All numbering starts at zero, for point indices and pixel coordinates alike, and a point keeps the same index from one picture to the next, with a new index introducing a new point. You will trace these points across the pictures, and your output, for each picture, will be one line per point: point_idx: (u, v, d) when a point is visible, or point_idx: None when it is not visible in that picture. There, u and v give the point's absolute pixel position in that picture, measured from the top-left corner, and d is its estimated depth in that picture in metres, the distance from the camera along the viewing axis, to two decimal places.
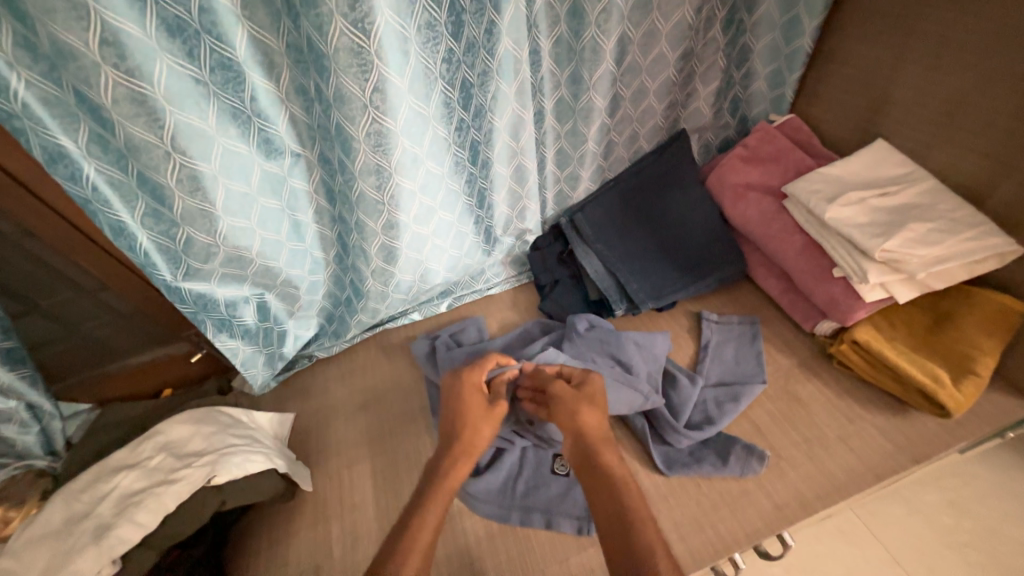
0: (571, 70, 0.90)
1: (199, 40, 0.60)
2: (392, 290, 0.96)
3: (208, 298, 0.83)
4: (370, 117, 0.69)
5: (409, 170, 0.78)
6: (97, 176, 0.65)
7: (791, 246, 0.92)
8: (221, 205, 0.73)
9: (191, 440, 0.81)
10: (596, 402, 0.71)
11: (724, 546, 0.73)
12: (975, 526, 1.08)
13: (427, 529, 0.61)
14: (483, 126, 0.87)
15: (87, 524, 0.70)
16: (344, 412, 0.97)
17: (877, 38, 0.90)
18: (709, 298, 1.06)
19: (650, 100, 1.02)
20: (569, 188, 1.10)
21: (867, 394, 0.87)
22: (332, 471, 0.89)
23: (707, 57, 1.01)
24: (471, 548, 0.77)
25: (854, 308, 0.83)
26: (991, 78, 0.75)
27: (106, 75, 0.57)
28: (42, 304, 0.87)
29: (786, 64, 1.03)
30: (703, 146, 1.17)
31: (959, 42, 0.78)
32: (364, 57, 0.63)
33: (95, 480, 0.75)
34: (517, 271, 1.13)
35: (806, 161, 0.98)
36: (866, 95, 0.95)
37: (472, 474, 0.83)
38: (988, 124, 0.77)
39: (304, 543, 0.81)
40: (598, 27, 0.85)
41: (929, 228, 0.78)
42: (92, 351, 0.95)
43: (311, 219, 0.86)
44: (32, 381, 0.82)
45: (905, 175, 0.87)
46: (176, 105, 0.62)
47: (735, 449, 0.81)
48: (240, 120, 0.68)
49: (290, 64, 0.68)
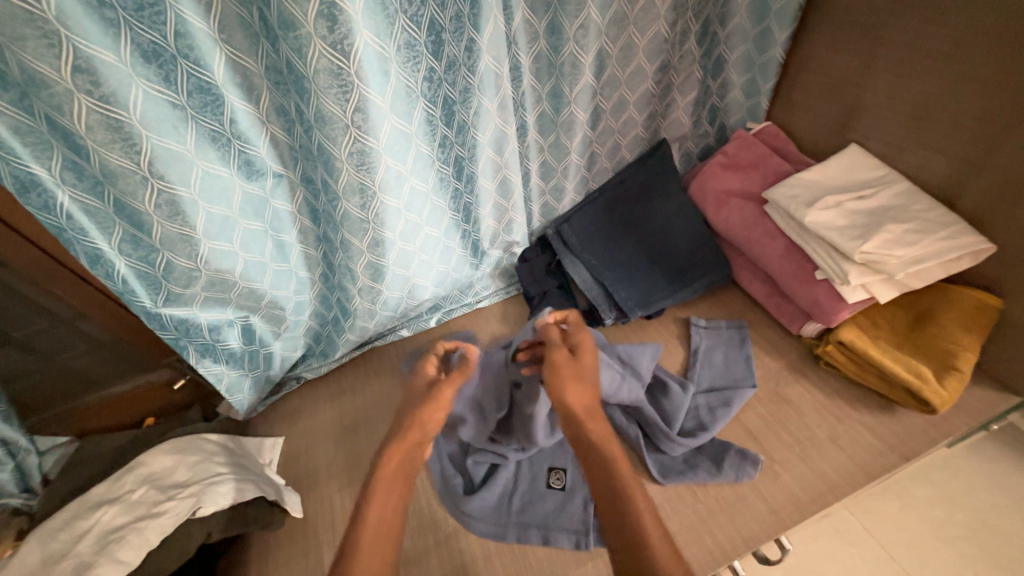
0: (552, 84, 0.92)
1: (176, 65, 0.59)
2: (380, 307, 0.95)
3: (191, 323, 0.81)
4: (352, 136, 0.69)
5: (393, 188, 0.78)
6: (72, 204, 0.64)
7: (774, 250, 0.94)
8: (202, 229, 0.71)
9: (175, 471, 0.79)
10: (586, 381, 0.74)
11: (723, 553, 0.73)
12: (967, 519, 1.10)
13: (371, 524, 0.62)
14: (466, 141, 0.87)
15: (65, 564, 0.67)
16: (334, 434, 0.95)
17: (845, 48, 0.93)
18: (697, 304, 1.07)
19: (631, 111, 1.04)
20: (555, 199, 1.11)
21: (854, 393, 0.88)
22: (323, 495, 0.87)
23: (684, 69, 1.04)
24: (468, 568, 0.76)
25: (838, 309, 0.84)
26: (955, 84, 0.78)
27: (80, 103, 0.56)
28: (16, 336, 0.84)
29: (760, 73, 1.06)
30: (684, 154, 1.19)
31: (924, 49, 0.81)
32: (345, 78, 0.63)
33: (73, 518, 0.72)
34: (506, 283, 1.13)
35: (784, 167, 1.01)
36: (838, 101, 0.97)
37: (466, 492, 0.82)
38: (953, 129, 0.80)
39: (294, 572, 0.79)
40: (576, 42, 0.86)
41: (904, 229, 0.80)
42: (69, 382, 0.92)
43: (295, 239, 0.85)
44: (7, 416, 0.80)
45: (879, 178, 0.90)
46: (153, 130, 0.61)
47: (728, 454, 0.81)
48: (219, 142, 0.67)
49: (270, 86, 0.67)
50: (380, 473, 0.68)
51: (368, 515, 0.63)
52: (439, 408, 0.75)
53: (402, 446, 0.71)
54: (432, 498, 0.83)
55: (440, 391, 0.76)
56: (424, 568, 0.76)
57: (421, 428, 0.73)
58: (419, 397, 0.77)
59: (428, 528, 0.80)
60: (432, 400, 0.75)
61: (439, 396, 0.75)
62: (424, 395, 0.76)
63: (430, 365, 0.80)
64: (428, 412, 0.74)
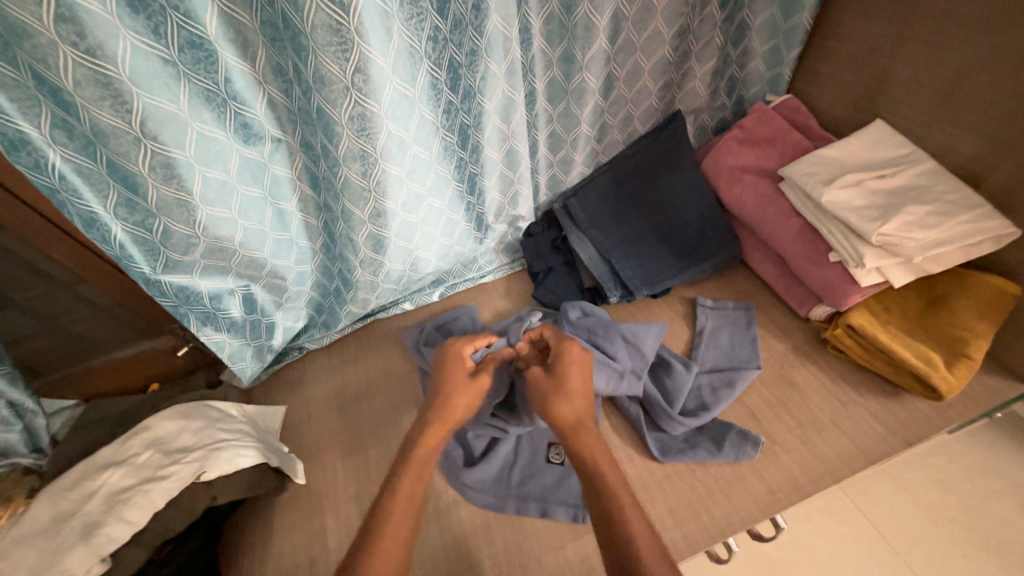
0: (563, 48, 0.87)
1: (165, 16, 0.56)
2: (381, 279, 0.93)
3: (191, 291, 0.80)
4: (352, 99, 0.66)
5: (395, 155, 0.75)
6: (63, 164, 0.62)
7: (787, 231, 0.91)
8: (199, 194, 0.69)
9: (179, 435, 0.79)
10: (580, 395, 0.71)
11: (719, 530, 0.74)
12: (960, 502, 1.10)
13: (399, 500, 0.61)
14: (472, 108, 0.83)
15: (75, 522, 0.68)
16: (337, 404, 0.96)
17: (878, 15, 0.87)
18: (704, 283, 1.06)
19: (645, 80, 0.99)
20: (562, 172, 1.07)
21: (860, 377, 0.87)
22: (325, 463, 0.89)
23: (703, 35, 0.98)
24: (467, 537, 0.77)
25: (850, 293, 0.82)
26: (994, 55, 0.73)
27: (65, 55, 0.53)
28: (17, 300, 0.84)
29: (784, 41, 1.00)
30: (698, 128, 1.14)
31: (962, 17, 0.76)
32: (344, 35, 0.60)
33: (81, 478, 0.73)
34: (511, 258, 1.11)
35: (803, 144, 0.96)
36: (865, 72, 0.92)
37: (466, 464, 0.83)
38: (986, 105, 0.76)
39: (299, 536, 0.80)
40: (590, 2, 0.81)
41: (926, 211, 0.77)
42: (73, 347, 0.93)
43: (295, 207, 0.83)
44: (12, 378, 0.79)
45: (903, 156, 0.86)
46: (143, 87, 0.58)
47: (729, 435, 0.81)
48: (214, 103, 0.64)
49: (266, 43, 0.64)
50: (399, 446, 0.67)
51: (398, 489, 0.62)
52: (477, 394, 0.73)
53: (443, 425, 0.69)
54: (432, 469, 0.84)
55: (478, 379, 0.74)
56: (424, 535, 0.78)
57: (463, 411, 0.71)
58: (458, 381, 0.74)
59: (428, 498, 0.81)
60: (470, 385, 0.73)
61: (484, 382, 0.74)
62: (466, 379, 0.74)
63: (462, 349, 0.78)
64: (467, 400, 0.72)
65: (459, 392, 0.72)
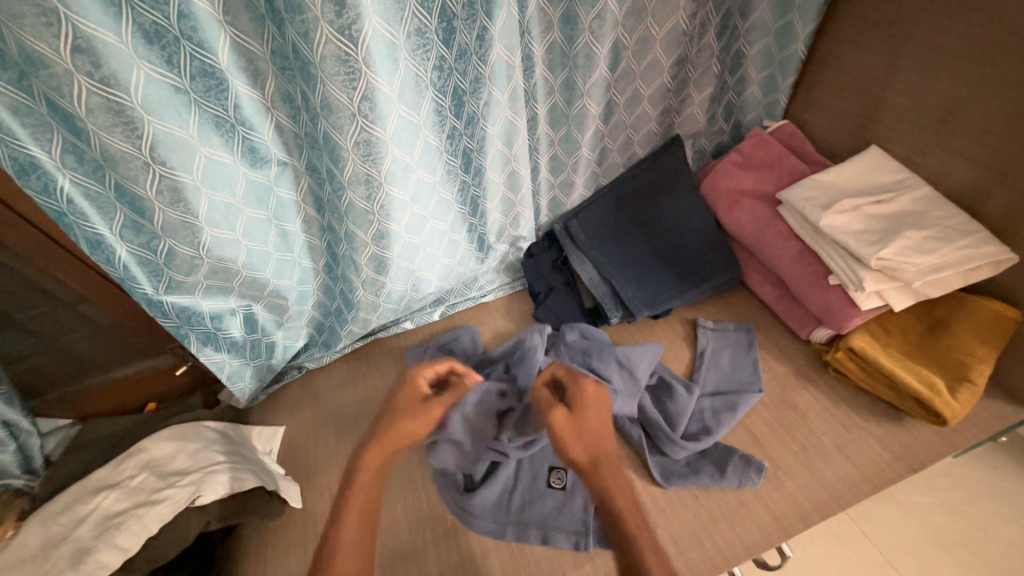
0: (565, 76, 0.89)
1: (179, 47, 0.58)
2: (383, 300, 0.94)
3: (193, 311, 0.80)
4: (358, 126, 0.67)
5: (399, 179, 0.76)
6: (72, 188, 0.63)
7: (786, 253, 0.91)
8: (204, 217, 0.70)
9: (174, 458, 0.78)
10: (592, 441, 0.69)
11: (722, 559, 0.72)
12: (967, 527, 1.09)
13: None
14: (475, 133, 0.85)
15: (65, 548, 0.67)
16: (335, 426, 0.95)
17: (871, 46, 0.90)
18: (704, 305, 1.06)
19: (644, 106, 1.01)
20: (563, 194, 1.08)
21: (862, 401, 0.86)
22: (322, 485, 0.87)
23: (701, 64, 1.01)
24: (465, 565, 0.75)
25: (850, 316, 0.82)
26: (988, 86, 0.75)
27: (79, 84, 0.54)
28: (19, 318, 0.84)
29: (780, 69, 1.03)
30: (697, 151, 1.16)
31: (952, 51, 0.78)
32: (352, 65, 0.61)
33: (75, 501, 0.72)
34: (512, 278, 1.11)
35: (800, 168, 0.98)
36: (860, 101, 0.94)
37: (467, 489, 0.81)
38: (979, 134, 0.77)
39: (293, 562, 0.79)
40: (591, 33, 0.83)
41: (923, 237, 0.78)
42: (71, 365, 0.92)
43: (299, 229, 0.84)
44: (9, 399, 0.79)
45: (899, 182, 0.87)
46: (154, 114, 0.59)
47: (732, 460, 0.80)
48: (223, 128, 0.66)
49: (275, 71, 0.66)
50: (361, 478, 0.70)
51: (344, 524, 0.66)
52: (423, 424, 0.75)
53: (383, 449, 0.73)
54: (431, 493, 0.83)
55: (431, 407, 0.76)
56: (421, 561, 0.76)
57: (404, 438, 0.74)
58: (412, 407, 0.76)
59: (426, 523, 0.80)
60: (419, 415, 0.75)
61: (427, 413, 0.75)
62: (418, 408, 0.76)
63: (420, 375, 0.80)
64: (409, 429, 0.74)
65: (407, 421, 0.75)
